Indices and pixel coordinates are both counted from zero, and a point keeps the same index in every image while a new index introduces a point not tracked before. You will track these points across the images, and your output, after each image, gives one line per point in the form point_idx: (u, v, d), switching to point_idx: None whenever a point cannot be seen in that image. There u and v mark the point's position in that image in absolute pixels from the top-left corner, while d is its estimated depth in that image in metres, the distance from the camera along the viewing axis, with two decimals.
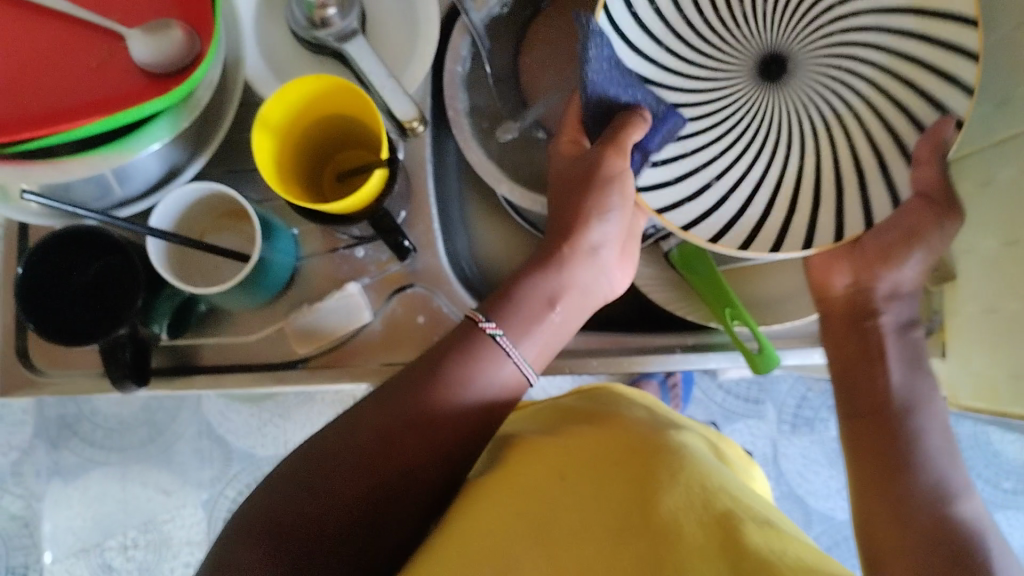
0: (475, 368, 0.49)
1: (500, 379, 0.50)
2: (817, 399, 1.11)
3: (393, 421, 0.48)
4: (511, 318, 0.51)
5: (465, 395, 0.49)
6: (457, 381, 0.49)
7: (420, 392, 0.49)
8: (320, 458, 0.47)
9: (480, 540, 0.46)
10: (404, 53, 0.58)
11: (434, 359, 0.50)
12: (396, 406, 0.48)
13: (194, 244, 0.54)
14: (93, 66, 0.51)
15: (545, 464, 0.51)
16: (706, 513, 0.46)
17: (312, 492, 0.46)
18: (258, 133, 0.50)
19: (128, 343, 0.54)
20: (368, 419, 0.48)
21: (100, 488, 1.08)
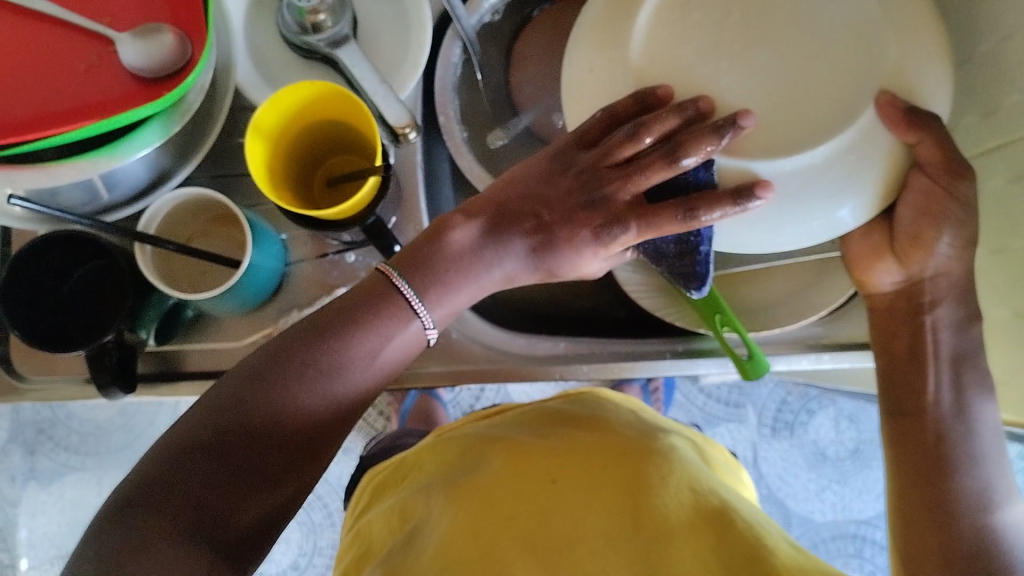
0: (379, 334, 0.50)
1: (393, 339, 0.50)
2: (796, 402, 1.12)
3: (291, 375, 0.47)
4: (428, 280, 0.51)
5: (367, 365, 0.49)
6: (359, 340, 0.49)
7: (313, 348, 0.48)
8: (217, 413, 0.46)
9: (470, 549, 0.46)
10: (396, 59, 0.58)
11: (330, 316, 0.50)
12: (290, 360, 0.48)
13: (183, 250, 0.54)
14: (82, 70, 0.51)
15: (533, 465, 0.51)
16: (697, 515, 0.46)
17: (209, 454, 0.45)
18: (252, 138, 0.50)
19: (114, 350, 0.53)
20: (261, 376, 0.47)
21: (76, 493, 1.07)
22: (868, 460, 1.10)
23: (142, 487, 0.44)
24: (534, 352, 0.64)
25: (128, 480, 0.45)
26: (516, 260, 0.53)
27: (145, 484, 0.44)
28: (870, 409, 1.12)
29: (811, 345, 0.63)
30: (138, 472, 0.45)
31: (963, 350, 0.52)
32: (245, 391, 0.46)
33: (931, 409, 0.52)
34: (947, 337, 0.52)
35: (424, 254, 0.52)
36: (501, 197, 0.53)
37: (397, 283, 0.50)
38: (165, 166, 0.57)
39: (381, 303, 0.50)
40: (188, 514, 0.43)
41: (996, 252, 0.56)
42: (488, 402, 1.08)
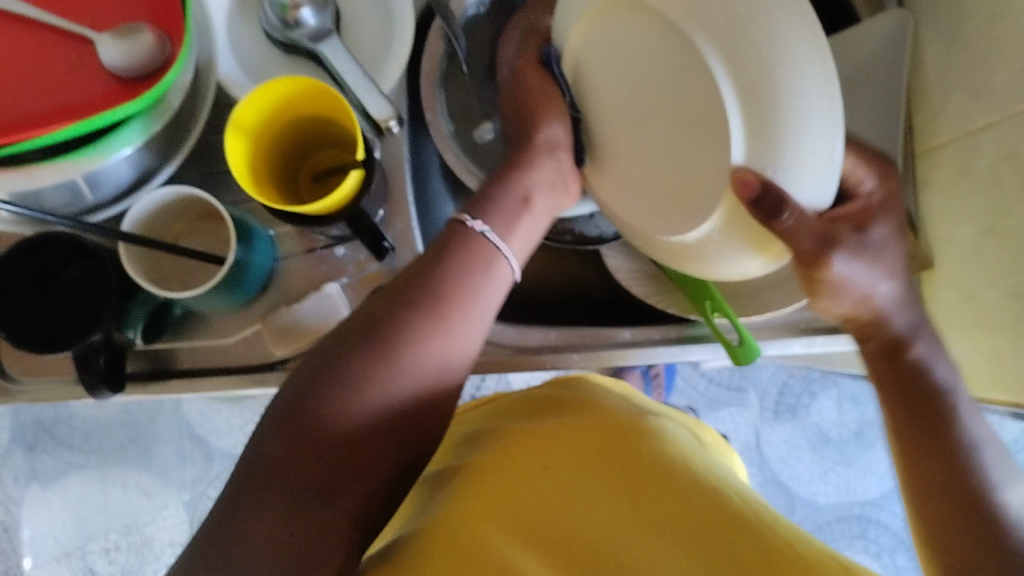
0: (478, 272, 0.47)
1: (497, 288, 0.47)
2: (798, 385, 1.11)
3: (385, 343, 0.43)
4: (494, 212, 0.49)
5: (469, 311, 0.46)
6: (457, 290, 0.46)
7: (404, 312, 0.44)
8: (290, 411, 0.41)
9: (471, 539, 0.45)
10: (379, 53, 0.57)
11: (418, 269, 0.46)
12: (380, 329, 0.44)
13: (168, 249, 0.53)
14: (60, 72, 0.50)
15: (530, 454, 0.50)
16: (710, 505, 0.45)
17: (294, 443, 0.40)
18: (231, 135, 0.50)
19: (101, 349, 0.53)
20: (347, 344, 0.43)
21: (81, 491, 1.07)
22: (871, 441, 1.10)
23: (235, 492, 0.40)
24: (527, 343, 0.64)
25: (241, 462, 0.41)
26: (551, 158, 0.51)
27: (247, 473, 0.40)
28: (872, 390, 1.11)
29: (805, 330, 0.63)
30: (239, 466, 0.41)
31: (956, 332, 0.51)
32: (339, 358, 0.43)
33: None
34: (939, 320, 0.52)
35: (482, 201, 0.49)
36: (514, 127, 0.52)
37: (468, 220, 0.47)
38: (148, 165, 0.56)
39: (463, 241, 0.47)
40: (286, 547, 0.39)
41: (988, 232, 0.55)
42: (488, 392, 1.08)
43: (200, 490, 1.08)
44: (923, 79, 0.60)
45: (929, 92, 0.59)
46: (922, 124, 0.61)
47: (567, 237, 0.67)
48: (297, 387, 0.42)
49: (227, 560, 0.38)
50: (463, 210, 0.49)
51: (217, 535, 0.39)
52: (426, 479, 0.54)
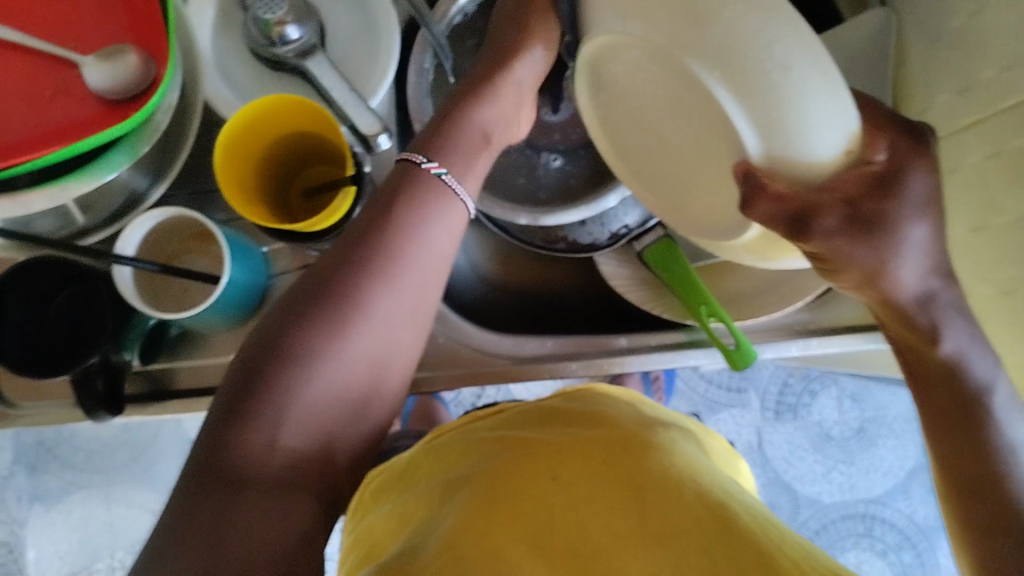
0: (425, 222, 0.50)
1: (449, 234, 0.51)
2: (798, 384, 1.11)
3: (330, 324, 0.46)
4: (449, 158, 0.52)
5: (421, 242, 0.50)
6: (401, 233, 0.49)
7: (345, 301, 0.47)
8: (236, 393, 0.45)
9: (473, 541, 0.46)
10: (365, 67, 0.58)
11: (336, 257, 0.48)
12: (310, 321, 0.46)
13: (160, 270, 0.54)
14: (48, 97, 0.50)
15: (533, 460, 0.51)
16: (705, 509, 0.46)
17: (240, 436, 0.44)
18: (220, 155, 0.50)
19: (99, 372, 0.54)
20: (291, 314, 0.47)
21: (85, 511, 1.08)
22: (873, 439, 1.10)
23: (190, 488, 0.43)
24: (522, 352, 0.64)
25: (193, 451, 0.45)
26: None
27: (200, 467, 0.43)
28: (872, 387, 1.10)
29: (800, 331, 0.63)
30: (192, 459, 0.45)
31: None
32: (291, 336, 0.46)
33: None
34: None
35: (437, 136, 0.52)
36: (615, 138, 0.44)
37: (422, 163, 0.51)
38: (140, 187, 0.57)
39: (417, 186, 0.50)
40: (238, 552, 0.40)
41: (979, 229, 0.55)
42: (489, 401, 1.08)
43: None
44: (910, 78, 0.60)
45: (916, 91, 0.59)
46: None
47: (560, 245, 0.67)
48: (238, 378, 0.46)
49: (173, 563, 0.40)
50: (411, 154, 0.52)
51: (175, 532, 0.41)
52: (431, 487, 0.54)
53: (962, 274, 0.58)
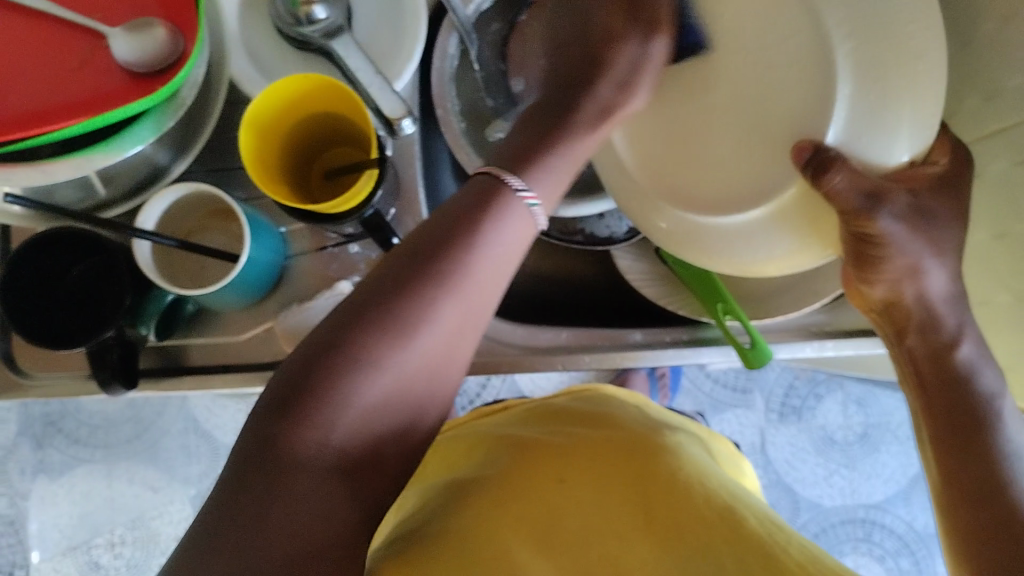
0: (498, 222, 0.43)
1: (519, 238, 0.44)
2: (803, 387, 1.11)
3: (396, 310, 0.41)
4: (536, 176, 0.45)
5: (486, 248, 0.43)
6: (468, 246, 0.42)
7: (433, 280, 0.41)
8: (289, 384, 0.40)
9: (484, 545, 0.45)
10: (390, 51, 0.58)
11: (443, 232, 0.43)
12: (417, 290, 0.41)
13: (179, 244, 0.54)
14: (74, 67, 0.50)
15: (540, 468, 0.50)
16: (716, 509, 0.46)
17: (294, 438, 0.38)
18: (246, 132, 0.50)
19: (115, 346, 0.54)
20: (384, 298, 0.41)
21: (87, 486, 1.08)
22: (876, 444, 1.10)
23: (234, 479, 0.38)
24: (536, 343, 0.64)
25: (242, 440, 0.39)
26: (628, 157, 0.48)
27: (251, 450, 0.38)
28: (877, 392, 1.10)
29: (815, 333, 0.62)
30: (238, 446, 0.39)
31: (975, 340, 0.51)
32: (338, 337, 0.40)
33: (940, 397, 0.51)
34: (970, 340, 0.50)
35: (514, 161, 0.45)
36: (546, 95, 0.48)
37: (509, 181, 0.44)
38: (161, 161, 0.57)
39: (495, 204, 0.44)
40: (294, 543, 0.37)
41: (1001, 236, 0.55)
42: (494, 392, 1.08)
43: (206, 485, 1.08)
44: None
45: None
46: None
47: (576, 238, 0.67)
48: (286, 385, 0.40)
49: (224, 555, 0.35)
50: (489, 166, 0.45)
51: (216, 528, 0.36)
52: (434, 487, 0.54)
53: (979, 280, 0.58)
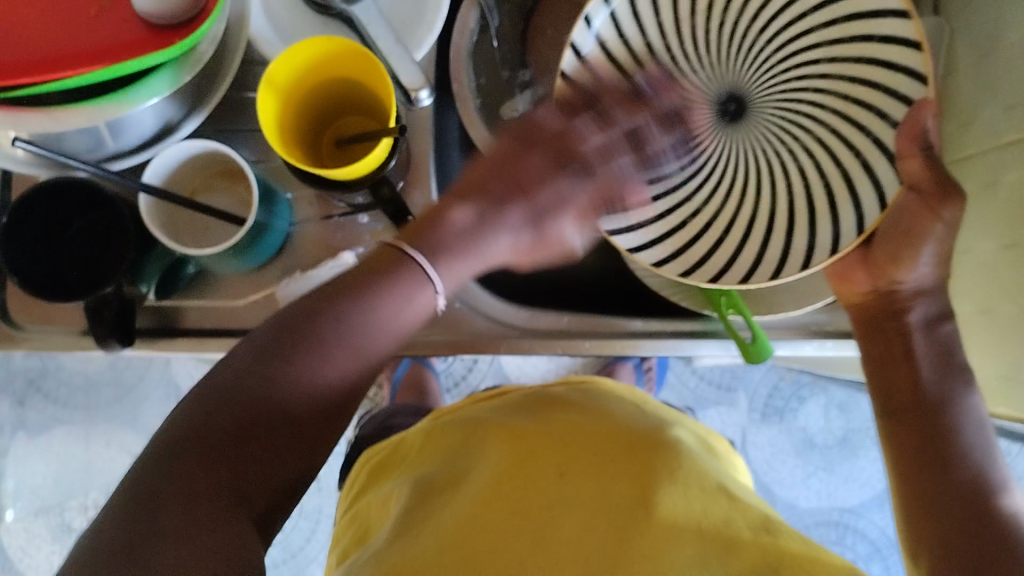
0: (397, 292, 0.44)
1: (409, 319, 0.45)
2: (788, 389, 1.10)
3: (278, 372, 0.42)
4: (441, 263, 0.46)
5: (376, 320, 0.44)
6: (345, 315, 0.43)
7: (322, 329, 0.43)
8: (194, 423, 0.40)
9: (471, 531, 0.46)
10: (412, 20, 0.57)
11: (318, 297, 0.44)
12: (307, 338, 0.43)
13: (185, 203, 0.53)
14: (91, 13, 0.49)
15: (536, 457, 0.50)
16: (706, 521, 0.45)
17: (193, 455, 0.39)
18: (264, 91, 0.49)
19: (113, 301, 0.52)
20: (273, 348, 0.42)
21: (64, 445, 1.07)
22: (856, 450, 1.09)
23: (139, 493, 0.38)
24: (538, 325, 0.64)
25: (135, 468, 0.40)
26: (516, 230, 0.48)
27: (147, 484, 0.39)
28: (860, 399, 1.09)
29: (816, 332, 0.62)
30: (133, 475, 0.40)
31: (940, 351, 0.52)
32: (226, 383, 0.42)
33: (923, 391, 0.51)
34: (921, 334, 0.53)
35: (430, 230, 0.46)
36: (288, 309, 0.44)
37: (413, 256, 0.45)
38: (173, 119, 0.55)
39: (395, 272, 0.45)
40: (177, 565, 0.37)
41: (1009, 245, 0.54)
42: (480, 375, 1.07)
43: None
44: (955, 86, 0.60)
45: (962, 100, 0.59)
46: (951, 133, 0.61)
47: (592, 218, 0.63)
48: (200, 414, 0.41)
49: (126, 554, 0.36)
50: (390, 238, 0.47)
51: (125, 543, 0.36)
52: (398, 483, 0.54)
53: (982, 289, 0.58)
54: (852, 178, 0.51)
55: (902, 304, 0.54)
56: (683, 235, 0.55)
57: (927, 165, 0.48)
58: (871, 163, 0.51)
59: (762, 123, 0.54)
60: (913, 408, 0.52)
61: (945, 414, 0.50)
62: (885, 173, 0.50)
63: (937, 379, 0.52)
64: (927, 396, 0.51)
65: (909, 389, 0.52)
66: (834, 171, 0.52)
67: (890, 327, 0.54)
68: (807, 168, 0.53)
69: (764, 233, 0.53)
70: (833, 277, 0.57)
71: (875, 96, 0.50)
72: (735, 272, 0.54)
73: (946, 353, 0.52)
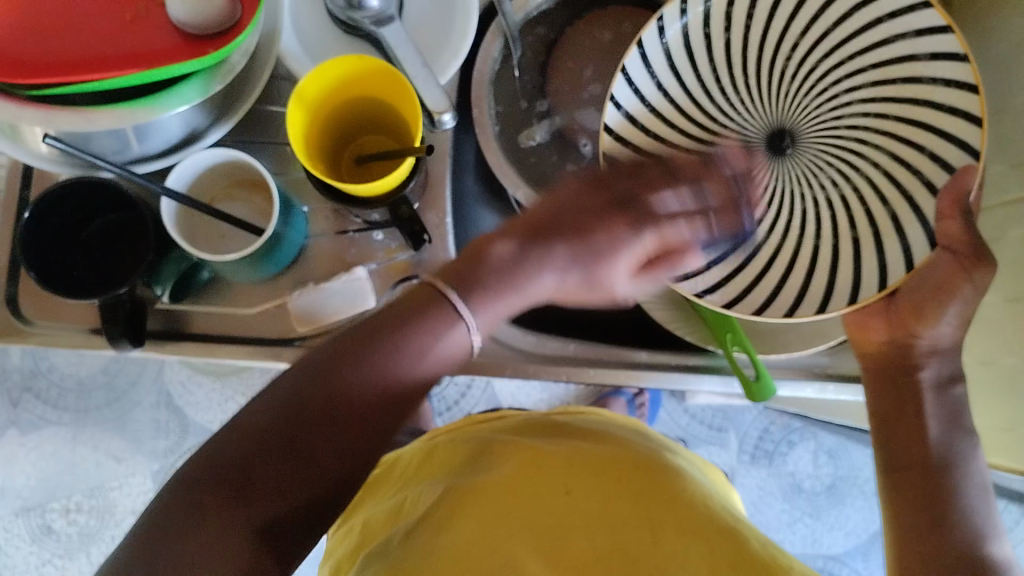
0: (510, 291, 0.47)
1: (506, 308, 0.48)
2: (778, 432, 1.10)
3: (350, 372, 0.44)
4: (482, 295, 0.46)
5: (474, 320, 0.46)
6: (454, 314, 0.46)
7: (415, 331, 0.45)
8: (283, 407, 0.43)
9: (486, 544, 0.46)
10: (439, 46, 0.59)
11: (402, 305, 0.46)
12: (360, 358, 0.44)
13: (208, 210, 0.53)
14: (128, 19, 0.51)
15: (551, 473, 0.51)
16: (711, 544, 0.46)
17: (288, 438, 0.42)
18: (292, 104, 0.50)
19: (127, 301, 0.53)
20: (331, 365, 0.44)
21: (52, 447, 1.07)
22: (842, 497, 1.09)
23: (211, 478, 0.41)
24: (543, 351, 0.64)
25: (221, 440, 0.42)
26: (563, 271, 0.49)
27: (230, 456, 0.41)
28: (850, 447, 1.09)
29: (816, 374, 0.63)
30: (223, 442, 0.42)
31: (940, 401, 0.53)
32: (277, 400, 0.43)
33: (928, 456, 0.52)
34: (933, 395, 0.54)
35: (540, 226, 0.49)
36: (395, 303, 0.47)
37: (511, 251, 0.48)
38: (198, 127, 0.56)
39: (490, 266, 0.47)
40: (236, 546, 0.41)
41: (1011, 300, 0.55)
42: (473, 400, 1.07)
43: (171, 461, 1.06)
44: None
45: None
46: None
47: None
48: (270, 407, 0.43)
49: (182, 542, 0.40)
50: (506, 225, 0.50)
51: (166, 532, 0.40)
52: (421, 486, 0.55)
53: (982, 341, 0.59)
54: (906, 246, 0.52)
55: (914, 360, 0.54)
56: (730, 269, 0.54)
57: (965, 228, 0.49)
58: (904, 224, 0.52)
59: (807, 156, 0.55)
60: (916, 466, 0.53)
61: (953, 476, 0.52)
62: (914, 237, 0.52)
63: (944, 444, 0.53)
64: (934, 458, 0.52)
65: (914, 454, 0.53)
66: (875, 199, 0.53)
67: (904, 382, 0.55)
68: (863, 198, 0.53)
69: (806, 264, 0.54)
70: (853, 328, 0.57)
71: (916, 133, 0.52)
72: (757, 296, 0.54)
73: (957, 414, 0.54)
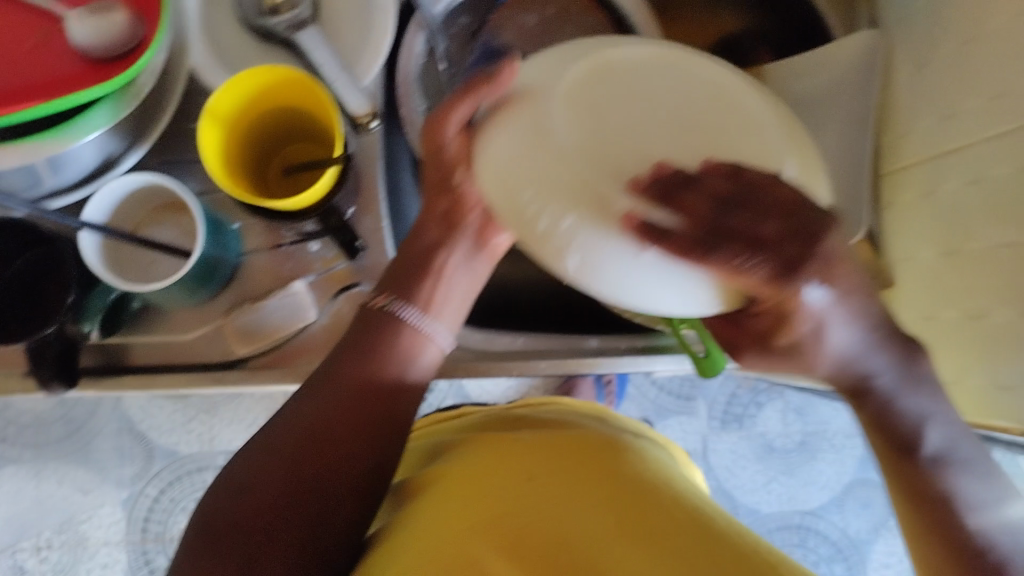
0: (401, 336, 0.49)
1: (418, 357, 0.50)
2: (745, 395, 1.10)
3: (307, 416, 0.47)
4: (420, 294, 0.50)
5: (402, 360, 0.49)
6: (382, 351, 0.49)
7: (349, 371, 0.48)
8: (253, 461, 0.46)
9: (432, 538, 0.46)
10: (358, 46, 0.57)
11: (346, 345, 0.49)
12: (319, 397, 0.47)
13: (131, 241, 0.52)
14: (27, 47, 0.49)
15: (506, 466, 0.51)
16: (669, 518, 0.45)
17: (248, 499, 0.45)
18: (205, 122, 0.48)
19: (54, 342, 0.51)
20: (291, 422, 0.47)
21: (13, 486, 1.04)
22: (814, 453, 1.09)
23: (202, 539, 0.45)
24: (494, 347, 0.63)
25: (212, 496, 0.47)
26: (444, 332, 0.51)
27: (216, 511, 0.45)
28: (816, 402, 1.10)
29: None
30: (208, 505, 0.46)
31: None
32: (258, 472, 0.46)
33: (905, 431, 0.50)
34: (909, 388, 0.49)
35: (398, 275, 0.51)
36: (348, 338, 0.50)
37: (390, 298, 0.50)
38: (113, 152, 0.55)
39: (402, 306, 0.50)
40: None
41: (950, 253, 0.55)
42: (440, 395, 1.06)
43: (139, 488, 1.04)
44: (894, 99, 0.61)
45: (900, 112, 0.61)
46: (891, 143, 0.62)
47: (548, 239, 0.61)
48: (247, 462, 0.47)
49: None
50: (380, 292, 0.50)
51: None
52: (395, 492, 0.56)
53: (927, 295, 0.59)
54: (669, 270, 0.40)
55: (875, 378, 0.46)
56: None
57: None
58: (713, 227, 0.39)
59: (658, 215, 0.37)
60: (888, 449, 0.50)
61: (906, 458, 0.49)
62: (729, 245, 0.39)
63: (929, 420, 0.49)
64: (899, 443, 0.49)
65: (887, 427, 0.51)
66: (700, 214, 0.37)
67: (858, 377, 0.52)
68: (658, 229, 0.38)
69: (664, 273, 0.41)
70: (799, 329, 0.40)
71: None
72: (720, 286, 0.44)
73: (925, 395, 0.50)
